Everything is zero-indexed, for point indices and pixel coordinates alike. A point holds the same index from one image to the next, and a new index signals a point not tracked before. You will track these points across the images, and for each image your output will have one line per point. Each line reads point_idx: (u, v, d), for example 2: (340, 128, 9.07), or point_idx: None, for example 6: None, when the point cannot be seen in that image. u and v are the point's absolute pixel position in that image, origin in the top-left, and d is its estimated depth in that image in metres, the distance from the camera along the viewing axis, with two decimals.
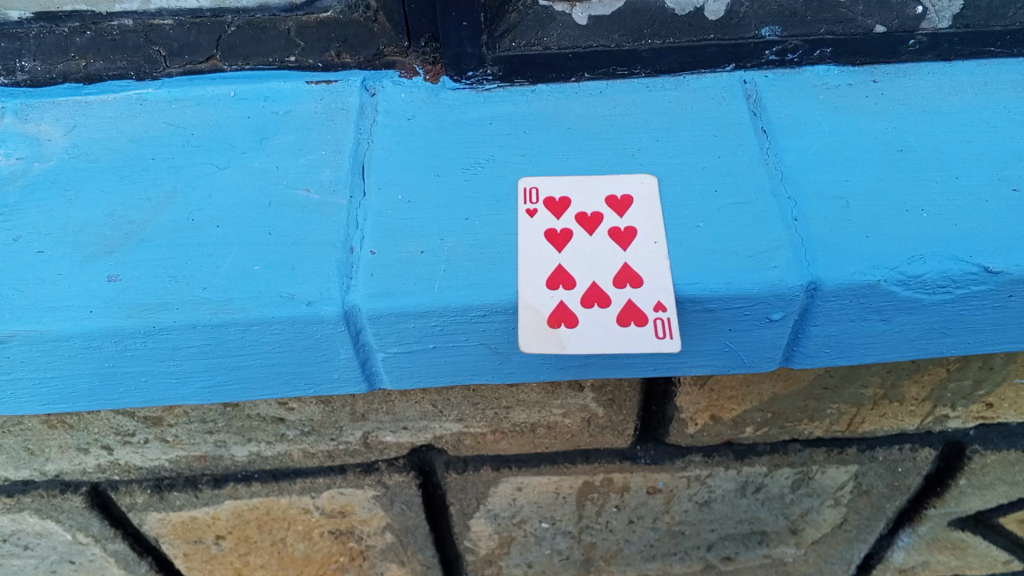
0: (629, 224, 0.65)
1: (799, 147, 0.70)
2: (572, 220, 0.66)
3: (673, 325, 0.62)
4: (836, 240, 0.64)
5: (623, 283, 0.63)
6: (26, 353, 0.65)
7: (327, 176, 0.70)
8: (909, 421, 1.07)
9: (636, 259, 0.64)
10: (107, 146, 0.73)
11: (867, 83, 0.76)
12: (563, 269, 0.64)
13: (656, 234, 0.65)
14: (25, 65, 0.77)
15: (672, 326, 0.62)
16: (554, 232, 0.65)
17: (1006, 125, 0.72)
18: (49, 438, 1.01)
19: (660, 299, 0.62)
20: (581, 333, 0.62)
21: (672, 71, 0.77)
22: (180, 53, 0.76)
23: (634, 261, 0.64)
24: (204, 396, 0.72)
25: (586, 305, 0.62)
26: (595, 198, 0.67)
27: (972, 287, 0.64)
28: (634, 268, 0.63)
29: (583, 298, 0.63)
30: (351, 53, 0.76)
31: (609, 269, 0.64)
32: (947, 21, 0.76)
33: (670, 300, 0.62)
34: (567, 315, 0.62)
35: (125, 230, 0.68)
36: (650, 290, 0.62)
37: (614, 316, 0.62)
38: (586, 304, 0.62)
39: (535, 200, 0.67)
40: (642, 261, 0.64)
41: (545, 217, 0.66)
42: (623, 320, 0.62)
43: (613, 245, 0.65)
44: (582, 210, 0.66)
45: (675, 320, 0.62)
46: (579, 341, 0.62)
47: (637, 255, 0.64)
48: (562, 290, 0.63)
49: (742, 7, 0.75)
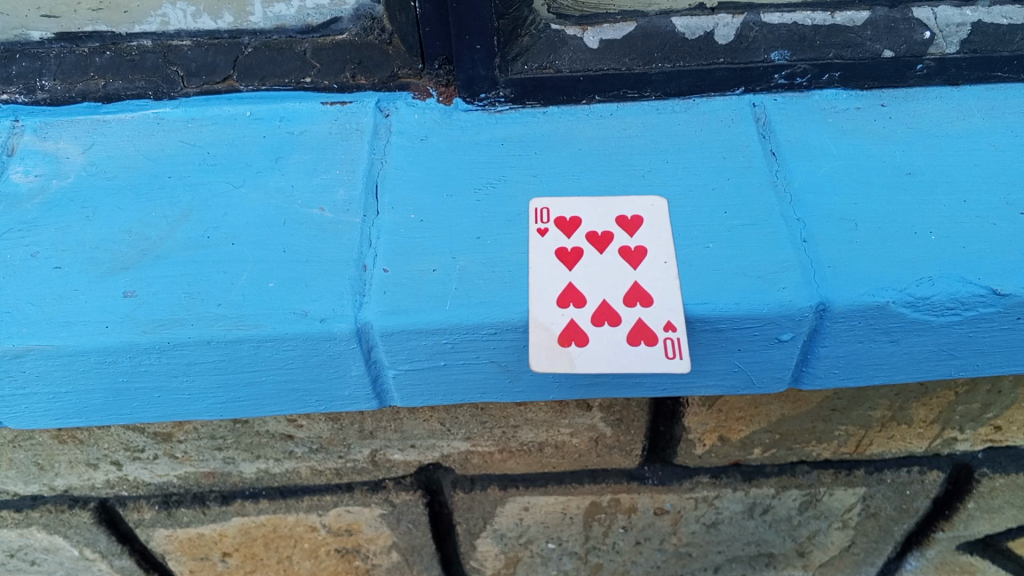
0: (639, 244, 0.66)
1: (808, 170, 0.71)
2: (583, 239, 0.66)
3: (683, 346, 0.63)
4: (845, 263, 0.64)
5: (633, 302, 0.64)
6: (42, 367, 0.66)
7: (341, 195, 0.71)
8: (917, 443, 1.08)
9: (646, 278, 0.64)
10: (124, 164, 0.75)
11: (875, 107, 0.76)
12: (574, 287, 0.64)
13: (667, 254, 0.66)
14: (45, 84, 0.78)
15: (682, 346, 0.63)
16: (565, 250, 0.66)
17: (1014, 149, 0.72)
18: (59, 452, 1.01)
19: (670, 319, 0.63)
20: (592, 352, 0.63)
21: (682, 94, 0.77)
22: (197, 73, 0.78)
23: (644, 280, 0.64)
24: (215, 412, 0.73)
25: (596, 324, 0.63)
26: (606, 217, 0.67)
27: (980, 309, 0.64)
28: (643, 287, 0.64)
29: (593, 317, 0.63)
30: (366, 75, 0.78)
31: (619, 288, 0.64)
32: (955, 47, 0.77)
33: (680, 320, 0.63)
34: (578, 333, 0.63)
35: (141, 248, 0.69)
36: (659, 309, 0.63)
37: (624, 335, 0.63)
38: (596, 322, 0.63)
39: (546, 219, 0.67)
40: (652, 280, 0.64)
41: (556, 236, 0.66)
42: (632, 340, 0.63)
43: (623, 263, 0.65)
44: (592, 230, 0.67)
45: (685, 340, 0.63)
46: (588, 360, 0.63)
47: (647, 274, 0.65)
48: (574, 308, 0.63)
49: (751, 31, 0.77)
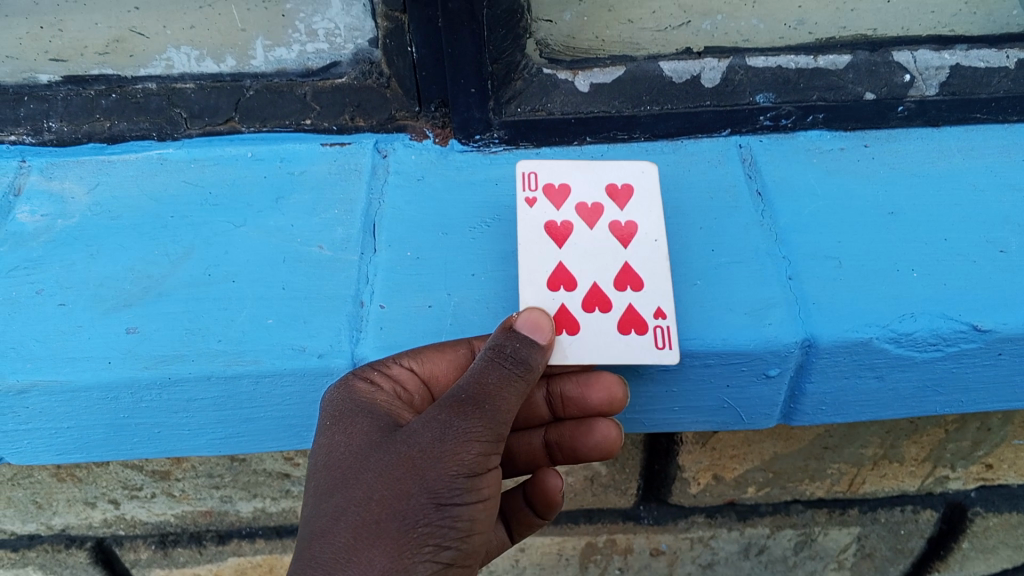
0: (628, 217, 0.69)
1: (793, 209, 0.72)
2: (573, 212, 0.70)
3: (672, 335, 0.63)
4: (830, 300, 0.66)
5: (623, 285, 0.67)
6: (44, 403, 0.67)
7: (339, 234, 0.72)
8: (910, 482, 1.08)
9: (636, 259, 0.68)
10: (128, 204, 0.77)
11: (859, 147, 0.79)
12: (565, 269, 0.68)
13: (656, 231, 0.69)
14: (52, 125, 0.80)
15: (672, 336, 0.63)
16: (556, 224, 0.69)
17: (992, 188, 0.74)
18: (57, 491, 1.02)
19: (661, 305, 0.65)
20: (584, 341, 0.66)
21: (670, 135, 0.80)
22: (200, 115, 0.79)
23: (634, 260, 0.68)
24: (214, 449, 0.74)
25: (587, 309, 0.66)
26: (596, 188, 0.71)
27: (962, 345, 0.66)
28: (633, 269, 0.67)
29: (584, 302, 0.66)
30: (365, 117, 0.80)
31: (610, 271, 0.68)
32: (934, 89, 0.79)
33: (670, 308, 0.64)
34: (570, 320, 0.66)
35: (144, 285, 0.70)
36: (650, 295, 0.65)
37: (615, 321, 0.66)
38: (587, 308, 0.66)
39: (534, 186, 0.71)
40: (641, 262, 0.67)
41: (545, 206, 0.70)
42: (624, 329, 0.65)
43: (613, 239, 0.69)
44: (581, 202, 0.71)
45: (675, 330, 0.63)
46: (580, 350, 0.66)
47: (636, 253, 0.68)
48: (564, 291, 0.67)
49: (737, 75, 0.78)
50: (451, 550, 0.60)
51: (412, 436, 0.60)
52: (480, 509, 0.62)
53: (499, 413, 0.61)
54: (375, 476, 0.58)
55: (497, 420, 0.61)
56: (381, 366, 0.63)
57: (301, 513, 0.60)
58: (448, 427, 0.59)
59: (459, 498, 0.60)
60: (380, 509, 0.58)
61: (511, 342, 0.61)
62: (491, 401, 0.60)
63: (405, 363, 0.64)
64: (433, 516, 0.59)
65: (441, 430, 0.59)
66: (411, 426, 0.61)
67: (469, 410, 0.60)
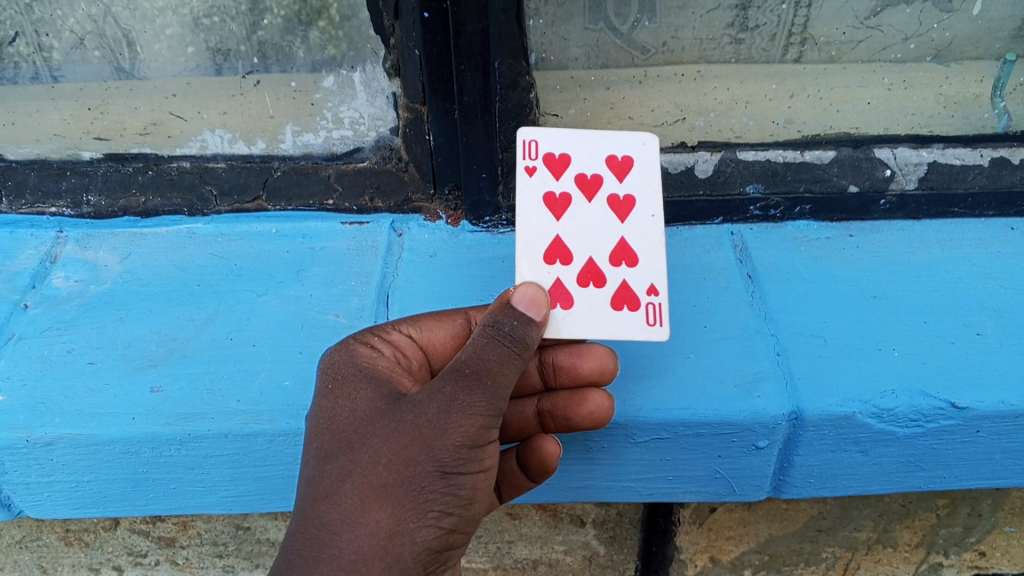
0: (627, 192, 0.69)
1: (781, 292, 0.77)
2: (571, 183, 0.69)
3: (664, 312, 0.67)
4: (816, 376, 0.70)
5: (618, 261, 0.68)
6: (69, 456, 0.70)
7: (355, 303, 0.77)
8: (904, 569, 1.10)
9: (631, 234, 0.69)
10: (157, 272, 0.81)
11: (844, 237, 0.84)
12: (561, 243, 0.68)
13: (653, 207, 0.70)
14: (91, 199, 0.86)
15: (663, 313, 0.67)
16: (554, 196, 0.69)
17: (969, 276, 0.79)
18: (63, 555, 1.03)
19: (654, 282, 0.68)
20: (578, 314, 0.67)
21: (666, 222, 0.85)
22: (229, 193, 0.85)
23: (630, 236, 0.69)
24: (225, 508, 0.77)
25: (582, 283, 0.67)
26: (597, 159, 0.70)
27: (941, 422, 0.69)
28: (630, 245, 0.68)
29: (579, 277, 0.67)
30: (383, 198, 0.85)
31: (605, 245, 0.69)
32: (914, 183, 0.84)
33: (663, 285, 0.68)
34: (565, 293, 0.67)
35: (168, 347, 0.75)
36: (644, 273, 0.68)
37: (609, 296, 0.67)
38: (582, 283, 0.67)
39: (535, 156, 0.69)
40: (637, 236, 0.69)
41: (544, 176, 0.69)
42: (616, 304, 0.67)
43: (610, 213, 0.69)
44: (581, 172, 0.70)
45: (666, 307, 0.67)
46: (574, 322, 0.66)
47: (633, 228, 0.69)
48: (560, 266, 0.67)
49: (728, 167, 0.84)
50: (453, 516, 0.60)
51: (415, 407, 0.58)
52: (481, 479, 0.61)
53: (500, 389, 0.59)
54: (380, 444, 0.57)
55: (497, 397, 0.59)
56: (380, 332, 0.67)
57: (302, 475, 0.59)
58: (453, 400, 0.58)
59: (464, 467, 0.59)
60: (386, 474, 0.57)
61: (507, 321, 0.60)
62: (492, 376, 0.59)
63: (403, 329, 0.68)
64: (437, 484, 0.58)
65: (447, 403, 0.58)
66: (416, 395, 0.59)
67: (472, 385, 0.58)
